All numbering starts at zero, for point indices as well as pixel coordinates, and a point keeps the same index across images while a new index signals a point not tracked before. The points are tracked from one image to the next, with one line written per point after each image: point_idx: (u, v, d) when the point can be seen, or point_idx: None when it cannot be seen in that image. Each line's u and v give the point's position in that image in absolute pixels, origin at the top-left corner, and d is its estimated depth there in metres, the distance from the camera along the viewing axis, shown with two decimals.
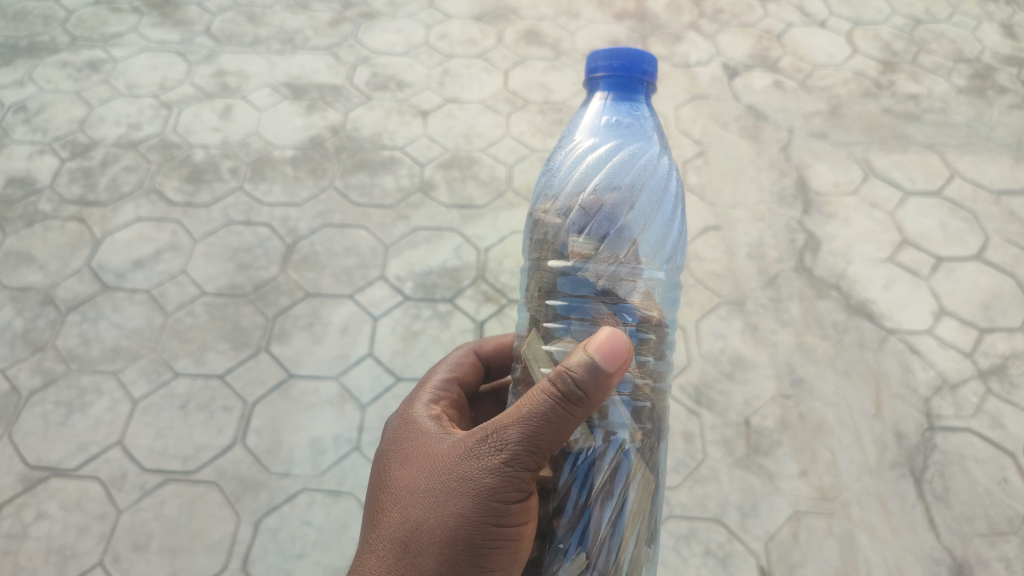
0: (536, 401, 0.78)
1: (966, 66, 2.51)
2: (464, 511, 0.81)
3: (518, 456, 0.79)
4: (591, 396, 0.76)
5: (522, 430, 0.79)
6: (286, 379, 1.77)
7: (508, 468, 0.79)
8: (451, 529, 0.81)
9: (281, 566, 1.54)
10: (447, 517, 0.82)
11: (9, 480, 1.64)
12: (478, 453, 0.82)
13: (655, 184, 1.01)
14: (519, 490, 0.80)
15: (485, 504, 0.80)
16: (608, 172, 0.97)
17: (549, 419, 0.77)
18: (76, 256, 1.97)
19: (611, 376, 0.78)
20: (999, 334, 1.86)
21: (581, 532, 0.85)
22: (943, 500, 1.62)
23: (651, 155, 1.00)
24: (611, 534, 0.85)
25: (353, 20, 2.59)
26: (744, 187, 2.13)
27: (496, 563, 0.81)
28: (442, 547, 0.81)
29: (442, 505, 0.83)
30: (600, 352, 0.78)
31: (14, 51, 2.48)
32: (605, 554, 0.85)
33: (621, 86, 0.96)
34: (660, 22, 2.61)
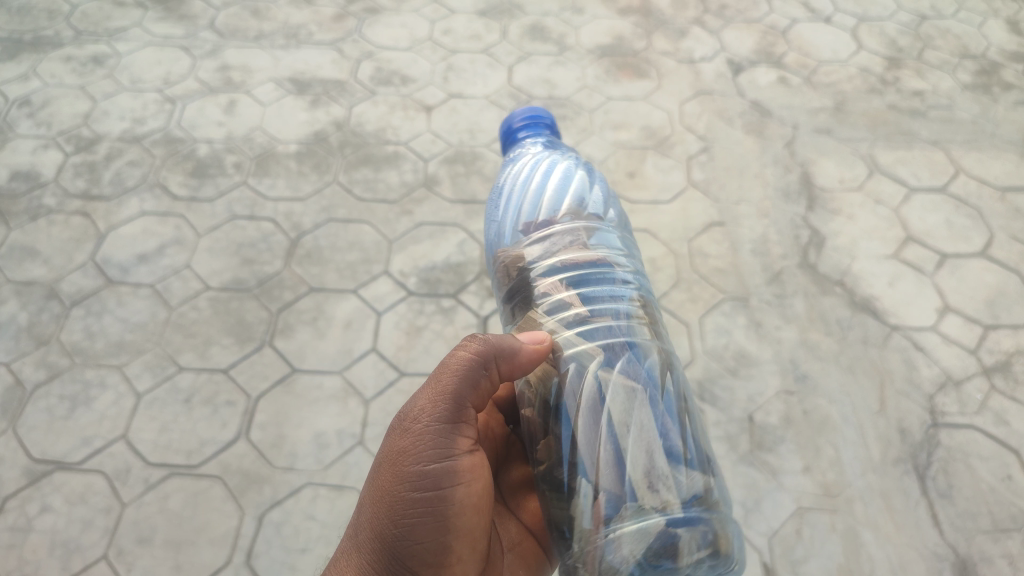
0: (450, 366, 0.94)
1: (972, 62, 2.50)
2: (389, 487, 0.90)
3: (433, 421, 0.91)
4: (491, 352, 0.93)
5: (437, 396, 0.92)
6: (290, 373, 1.77)
7: (425, 434, 0.91)
8: (385, 504, 0.91)
9: (285, 560, 1.55)
10: (378, 498, 0.92)
11: (14, 473, 1.64)
12: (400, 430, 0.93)
13: (587, 200, 1.25)
14: (437, 452, 0.90)
15: (404, 472, 0.90)
16: (541, 193, 1.21)
17: (463, 377, 0.93)
18: (81, 251, 1.97)
19: (518, 337, 0.95)
20: (1004, 331, 1.86)
21: (577, 460, 0.90)
22: (946, 497, 1.62)
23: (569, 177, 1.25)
24: (605, 447, 0.88)
25: (357, 15, 2.59)
26: (748, 183, 2.12)
27: (424, 526, 0.89)
28: (380, 521, 0.90)
29: (375, 488, 0.93)
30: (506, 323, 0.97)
31: (18, 46, 2.48)
32: (605, 465, 0.87)
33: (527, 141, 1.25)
34: (665, 18, 2.61)
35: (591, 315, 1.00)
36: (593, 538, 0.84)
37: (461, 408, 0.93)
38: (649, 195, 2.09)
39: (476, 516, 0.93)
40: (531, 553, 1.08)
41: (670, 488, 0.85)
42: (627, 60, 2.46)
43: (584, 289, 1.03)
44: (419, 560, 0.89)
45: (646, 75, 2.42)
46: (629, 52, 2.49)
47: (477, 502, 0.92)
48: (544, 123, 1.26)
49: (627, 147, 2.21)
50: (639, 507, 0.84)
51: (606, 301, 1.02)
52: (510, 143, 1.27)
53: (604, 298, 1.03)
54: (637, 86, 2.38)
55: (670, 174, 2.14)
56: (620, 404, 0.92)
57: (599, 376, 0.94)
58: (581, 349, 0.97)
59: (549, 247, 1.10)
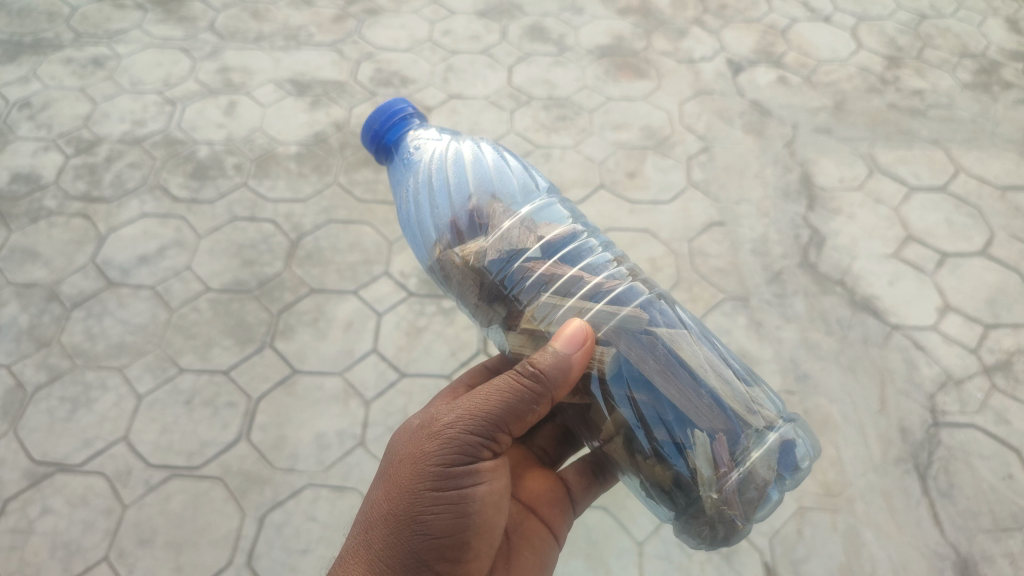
0: (494, 382, 0.95)
1: (971, 61, 2.50)
2: (411, 486, 0.92)
3: (465, 428, 0.93)
4: (545, 376, 0.92)
5: (472, 405, 0.94)
6: (290, 374, 1.77)
7: (454, 439, 0.93)
8: (402, 498, 0.93)
9: (286, 561, 1.55)
10: (396, 491, 0.94)
11: (15, 475, 1.64)
12: (428, 432, 0.95)
13: (475, 164, 1.32)
14: (465, 457, 0.93)
15: (426, 470, 0.92)
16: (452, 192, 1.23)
17: (505, 393, 0.93)
18: (81, 252, 1.98)
19: (572, 354, 0.94)
20: (1005, 330, 1.86)
21: (677, 418, 0.96)
22: (947, 496, 1.62)
23: (455, 173, 1.28)
24: (696, 395, 0.96)
25: (357, 17, 2.59)
26: (748, 183, 2.12)
27: (438, 524, 0.91)
28: (394, 515, 0.92)
29: (393, 482, 0.95)
30: (563, 343, 0.94)
31: (18, 48, 2.48)
32: (704, 410, 0.95)
33: (400, 133, 1.24)
34: (664, 18, 2.61)
35: (585, 275, 1.10)
36: (731, 476, 0.92)
37: (496, 427, 0.93)
38: (649, 195, 2.09)
39: (494, 514, 0.98)
40: (537, 534, 1.15)
41: (758, 415, 0.99)
42: (626, 60, 2.46)
43: (553, 250, 1.11)
44: (437, 556, 0.91)
45: (645, 75, 2.42)
46: (629, 53, 2.49)
47: (496, 502, 0.98)
48: (405, 108, 1.25)
49: (626, 148, 2.21)
50: (752, 434, 0.95)
51: (578, 257, 1.13)
52: (378, 143, 1.26)
53: (576, 256, 1.13)
54: (637, 86, 2.38)
55: (669, 174, 2.14)
56: (688, 356, 1.00)
57: (658, 336, 1.01)
58: (622, 318, 1.03)
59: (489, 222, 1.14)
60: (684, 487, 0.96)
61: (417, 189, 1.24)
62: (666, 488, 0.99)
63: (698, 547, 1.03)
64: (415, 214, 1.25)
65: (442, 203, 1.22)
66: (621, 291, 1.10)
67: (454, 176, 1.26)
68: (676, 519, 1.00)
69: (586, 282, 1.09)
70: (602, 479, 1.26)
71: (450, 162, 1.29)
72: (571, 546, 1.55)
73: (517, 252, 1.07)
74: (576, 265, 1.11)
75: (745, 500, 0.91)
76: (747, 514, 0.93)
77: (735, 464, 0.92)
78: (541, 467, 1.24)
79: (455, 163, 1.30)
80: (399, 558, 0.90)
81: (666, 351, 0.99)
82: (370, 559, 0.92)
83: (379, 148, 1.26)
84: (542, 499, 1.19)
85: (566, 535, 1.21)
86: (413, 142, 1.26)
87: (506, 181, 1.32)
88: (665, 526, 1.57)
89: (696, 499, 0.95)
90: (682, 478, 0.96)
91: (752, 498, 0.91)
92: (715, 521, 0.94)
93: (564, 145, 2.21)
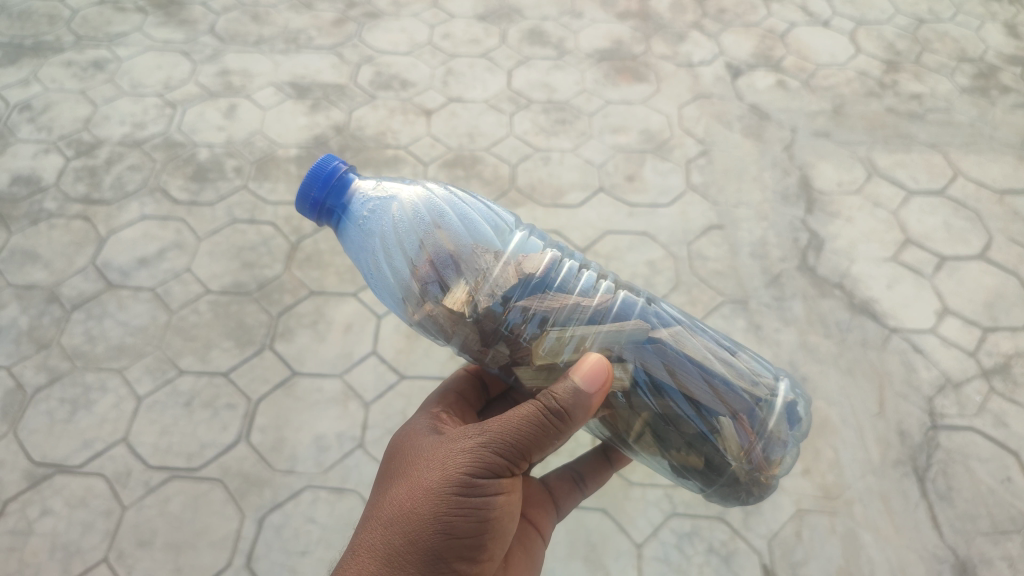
0: (520, 406, 0.94)
1: (969, 65, 2.51)
2: (438, 489, 0.92)
3: (494, 442, 0.93)
4: (572, 410, 0.92)
5: (501, 424, 0.94)
6: (290, 377, 1.78)
7: (482, 451, 0.93)
8: (427, 500, 0.92)
9: (285, 563, 1.55)
10: (420, 491, 0.93)
11: (15, 477, 1.64)
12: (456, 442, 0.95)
13: (428, 190, 1.14)
14: (489, 471, 0.93)
15: (454, 476, 0.92)
16: (422, 241, 1.06)
17: (530, 419, 0.92)
18: (81, 254, 1.98)
19: (592, 393, 0.93)
20: (1003, 333, 1.86)
21: (704, 411, 1.00)
22: (946, 499, 1.62)
23: (415, 213, 1.09)
24: (711, 386, 1.02)
25: (357, 20, 2.60)
26: (747, 186, 2.13)
27: (462, 527, 0.91)
28: (417, 515, 0.91)
29: (417, 482, 0.94)
30: (583, 377, 0.93)
31: (19, 50, 2.49)
32: (721, 398, 1.01)
33: (341, 193, 1.05)
34: (663, 22, 2.62)
35: (583, 300, 1.04)
36: (756, 447, 1.01)
37: (521, 451, 0.93)
38: (648, 198, 2.10)
39: (508, 526, 0.98)
40: (527, 537, 1.16)
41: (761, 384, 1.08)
42: (625, 64, 2.47)
43: (549, 282, 1.04)
44: (456, 555, 0.91)
45: (644, 78, 2.42)
46: (628, 56, 2.50)
47: (511, 515, 0.98)
48: (336, 165, 1.05)
49: (626, 151, 2.22)
50: (763, 403, 1.04)
51: (571, 281, 1.08)
52: (319, 210, 1.06)
53: (567, 279, 1.08)
54: (636, 89, 2.39)
55: (668, 177, 2.15)
56: (693, 351, 1.05)
57: (664, 341, 1.03)
58: (629, 331, 1.01)
59: (476, 270, 1.02)
60: (716, 467, 1.03)
61: (377, 248, 1.06)
62: (699, 471, 1.06)
63: (725, 504, 1.14)
64: (383, 271, 1.08)
65: (412, 254, 1.06)
66: (619, 305, 1.06)
67: (414, 213, 1.09)
68: (708, 491, 1.09)
69: (588, 306, 1.03)
70: (583, 487, 1.30)
71: (402, 198, 1.10)
72: (570, 549, 1.55)
73: (509, 299, 1.00)
74: (572, 292, 1.05)
75: (769, 461, 1.02)
76: (773, 472, 1.04)
77: (757, 435, 1.01)
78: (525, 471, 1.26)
79: (406, 197, 1.10)
80: (419, 555, 0.89)
81: (676, 353, 1.03)
82: (388, 554, 0.90)
83: (322, 215, 1.06)
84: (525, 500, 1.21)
85: (549, 536, 1.21)
86: (361, 199, 1.07)
87: (465, 202, 1.16)
88: (664, 529, 1.58)
89: (728, 474, 1.03)
90: (715, 460, 1.03)
91: (774, 457, 1.03)
92: (746, 483, 1.05)
93: (564, 149, 2.22)
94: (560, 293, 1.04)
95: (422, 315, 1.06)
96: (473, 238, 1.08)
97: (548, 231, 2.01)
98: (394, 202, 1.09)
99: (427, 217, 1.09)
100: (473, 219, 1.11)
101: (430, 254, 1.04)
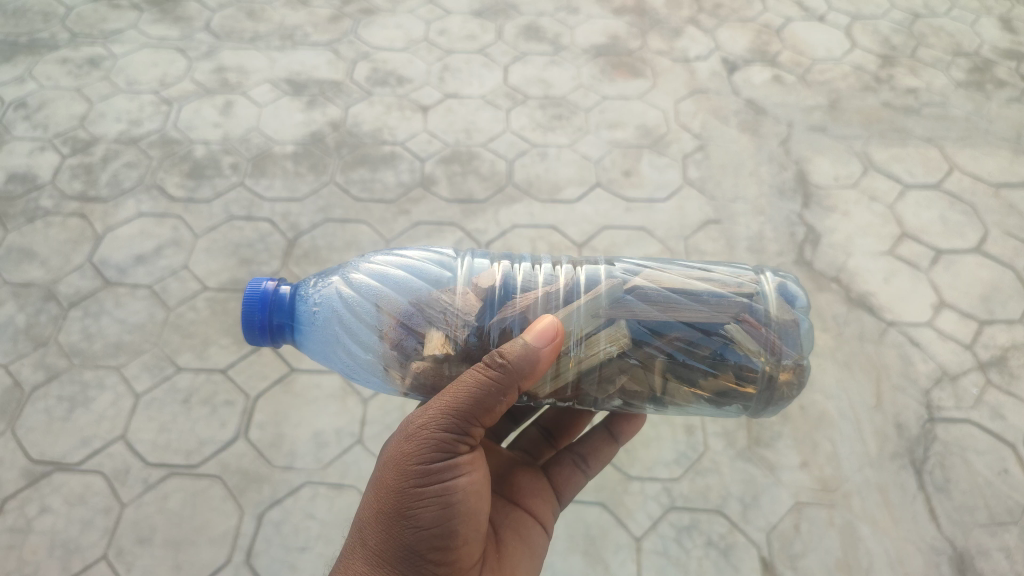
0: (461, 378, 0.94)
1: (965, 59, 2.52)
2: (394, 484, 0.94)
3: (440, 424, 0.93)
4: (516, 367, 0.91)
5: (442, 401, 0.94)
6: (288, 373, 1.77)
7: (430, 434, 0.93)
8: (389, 497, 0.94)
9: (285, 559, 1.55)
10: (384, 490, 0.95)
11: (13, 474, 1.64)
12: (406, 433, 0.96)
13: (366, 262, 1.12)
14: (443, 452, 0.93)
15: (408, 468, 0.93)
16: (380, 306, 1.04)
17: (470, 387, 0.92)
18: (78, 252, 1.98)
19: (544, 348, 0.93)
20: (999, 326, 1.87)
21: (708, 331, 1.03)
22: (943, 491, 1.63)
23: (360, 287, 1.06)
24: (704, 305, 1.04)
25: (353, 16, 2.60)
26: (743, 181, 2.13)
27: (424, 516, 0.92)
28: (382, 513, 0.95)
29: (381, 482, 0.96)
30: (532, 336, 0.93)
31: (14, 48, 2.48)
32: (716, 311, 1.04)
33: (283, 308, 1.03)
34: (659, 17, 2.62)
35: (551, 287, 1.05)
36: (772, 337, 1.01)
37: (467, 420, 0.93)
38: (646, 193, 2.10)
39: (481, 503, 0.98)
40: (524, 524, 1.16)
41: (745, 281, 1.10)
42: (622, 59, 2.47)
43: (513, 285, 1.05)
44: (427, 545, 0.92)
45: (641, 74, 2.43)
46: (625, 52, 2.50)
47: (482, 492, 0.98)
48: (265, 284, 1.03)
49: (623, 146, 2.22)
50: (758, 295, 1.05)
51: (533, 275, 1.07)
52: (270, 332, 1.04)
53: (529, 273, 1.07)
54: (633, 85, 2.39)
55: (666, 172, 2.15)
56: (671, 283, 1.08)
57: (641, 286, 1.06)
58: (604, 293, 1.05)
59: (442, 311, 1.02)
60: (748, 377, 1.02)
61: (342, 334, 1.04)
62: (731, 394, 1.05)
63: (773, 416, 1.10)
64: (357, 357, 1.06)
65: (374, 324, 1.03)
66: (584, 278, 1.08)
67: (359, 285, 1.07)
68: (753, 407, 1.06)
69: (557, 292, 1.05)
70: (585, 467, 1.31)
71: (344, 279, 1.08)
72: (568, 543, 1.56)
73: (484, 321, 1.02)
74: (537, 285, 1.05)
75: (791, 343, 1.02)
76: (801, 353, 1.02)
77: (767, 325, 1.02)
78: (526, 464, 1.27)
79: (347, 277, 1.08)
80: (394, 551, 0.93)
81: (658, 292, 1.06)
82: (368, 556, 0.95)
83: (275, 334, 1.04)
84: (526, 492, 1.22)
85: (553, 524, 1.22)
86: (304, 303, 1.05)
87: (407, 255, 1.14)
88: (662, 523, 1.58)
89: (762, 378, 1.01)
90: (744, 370, 1.02)
91: (794, 338, 1.02)
92: (786, 381, 1.02)
93: (561, 144, 2.22)
94: (527, 290, 1.05)
95: (410, 376, 1.04)
96: (429, 283, 1.07)
97: (545, 226, 2.01)
98: (337, 286, 1.07)
99: (374, 284, 1.06)
100: (420, 266, 1.10)
101: (393, 314, 1.03)
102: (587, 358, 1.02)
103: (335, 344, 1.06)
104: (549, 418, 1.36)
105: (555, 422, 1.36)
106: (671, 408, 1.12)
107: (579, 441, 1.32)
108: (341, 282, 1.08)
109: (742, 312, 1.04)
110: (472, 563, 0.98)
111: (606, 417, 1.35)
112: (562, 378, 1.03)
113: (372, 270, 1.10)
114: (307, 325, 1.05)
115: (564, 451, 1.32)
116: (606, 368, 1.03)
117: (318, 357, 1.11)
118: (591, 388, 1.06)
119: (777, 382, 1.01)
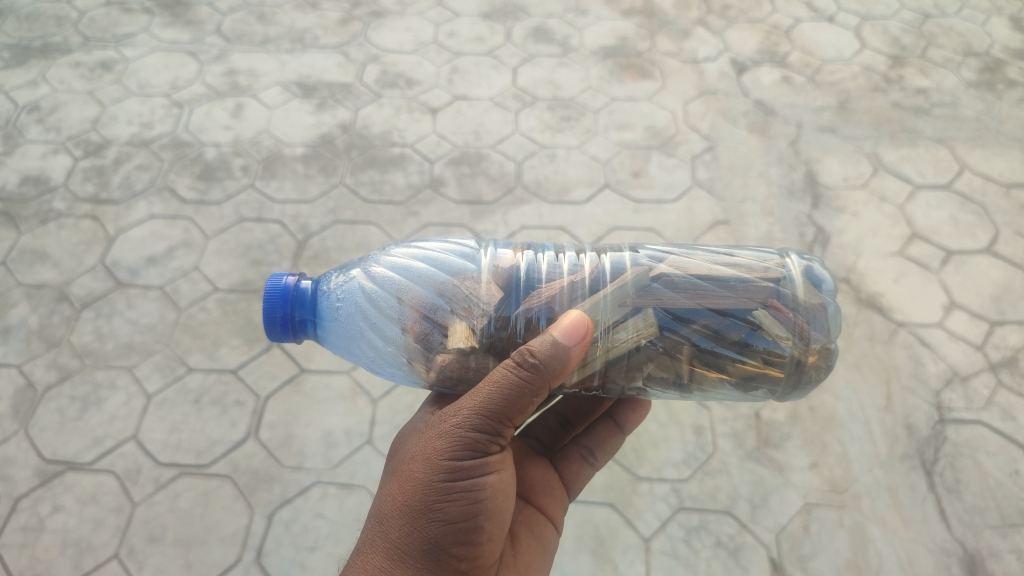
0: (491, 375, 0.93)
1: (975, 59, 2.51)
2: (423, 480, 0.94)
3: (471, 421, 0.93)
4: (547, 363, 0.91)
5: (474, 399, 0.93)
6: (298, 374, 1.78)
7: (461, 432, 0.94)
8: (417, 492, 0.94)
9: (295, 558, 1.56)
10: (410, 484, 0.96)
11: (26, 474, 1.66)
12: (438, 430, 0.96)
13: (386, 255, 1.12)
14: (473, 450, 0.94)
15: (437, 465, 0.94)
16: (403, 298, 1.03)
17: (503, 386, 0.92)
18: (90, 253, 2.00)
19: (571, 347, 0.92)
20: (1011, 327, 1.86)
21: (735, 319, 1.03)
22: (954, 492, 1.62)
23: (380, 279, 1.06)
24: (732, 292, 1.04)
25: (362, 19, 2.61)
26: (752, 182, 2.13)
27: (453, 512, 0.93)
28: (407, 507, 0.95)
29: (407, 476, 0.96)
30: (562, 333, 0.92)
31: (27, 52, 2.50)
32: (746, 300, 1.03)
33: (305, 303, 1.03)
34: (668, 19, 2.62)
35: (575, 275, 1.05)
36: (799, 320, 1.02)
37: (499, 420, 0.93)
38: (653, 194, 2.10)
39: (506, 502, 0.99)
40: (535, 521, 1.16)
41: (772, 265, 1.08)
42: (630, 61, 2.48)
43: (537, 270, 1.05)
44: (452, 541, 0.93)
45: (650, 75, 2.43)
46: (633, 53, 2.50)
47: (507, 490, 0.99)
48: (286, 280, 1.03)
49: (630, 147, 2.22)
50: (785, 279, 1.05)
51: (557, 262, 1.07)
52: (291, 328, 1.03)
53: (552, 262, 1.07)
54: (641, 86, 2.39)
55: (674, 173, 2.15)
56: (699, 270, 1.07)
57: (667, 273, 1.05)
58: (631, 282, 1.04)
59: (466, 301, 1.02)
60: (774, 362, 1.03)
61: (364, 327, 1.04)
62: (757, 378, 1.05)
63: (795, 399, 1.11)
64: (382, 350, 1.05)
65: (398, 318, 1.03)
66: (609, 266, 1.07)
67: (381, 280, 1.06)
68: (780, 393, 1.06)
69: (583, 281, 1.05)
70: (593, 460, 1.31)
71: (366, 274, 1.07)
72: (577, 543, 1.56)
73: (508, 309, 1.02)
74: (560, 273, 1.05)
75: (819, 328, 1.02)
76: (827, 336, 1.03)
77: (794, 309, 1.02)
78: (534, 456, 1.28)
79: (366, 271, 1.08)
80: (417, 545, 0.93)
81: (684, 279, 1.05)
82: (388, 549, 0.94)
83: (297, 330, 1.04)
84: (539, 489, 1.22)
85: (563, 521, 1.22)
86: (324, 299, 1.05)
87: (428, 248, 1.13)
88: (671, 524, 1.58)
89: (789, 361, 1.02)
90: (771, 354, 1.03)
91: (821, 322, 1.02)
92: (813, 364, 1.03)
93: (569, 145, 2.22)
94: (551, 279, 1.05)
95: (436, 369, 1.04)
96: (454, 274, 1.06)
97: (555, 227, 2.02)
98: (358, 280, 1.07)
99: (398, 277, 1.06)
100: (441, 259, 1.09)
101: (415, 308, 1.02)
102: (614, 349, 1.03)
103: (359, 338, 1.06)
104: (568, 406, 1.36)
105: (575, 411, 1.36)
106: (697, 395, 1.14)
107: (585, 435, 1.33)
108: (360, 276, 1.07)
109: (771, 299, 1.03)
110: (492, 561, 0.99)
111: (612, 407, 1.35)
112: (589, 367, 1.04)
113: (391, 262, 1.09)
114: (328, 321, 1.05)
115: (571, 444, 1.32)
116: (633, 358, 1.05)
117: (341, 353, 1.12)
118: (617, 376, 1.07)
119: (803, 363, 1.02)
